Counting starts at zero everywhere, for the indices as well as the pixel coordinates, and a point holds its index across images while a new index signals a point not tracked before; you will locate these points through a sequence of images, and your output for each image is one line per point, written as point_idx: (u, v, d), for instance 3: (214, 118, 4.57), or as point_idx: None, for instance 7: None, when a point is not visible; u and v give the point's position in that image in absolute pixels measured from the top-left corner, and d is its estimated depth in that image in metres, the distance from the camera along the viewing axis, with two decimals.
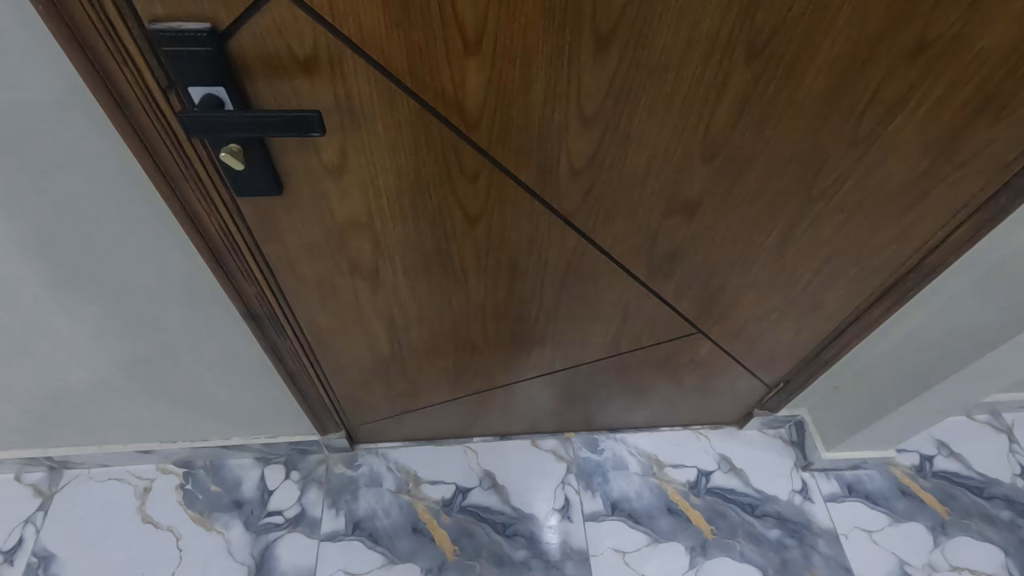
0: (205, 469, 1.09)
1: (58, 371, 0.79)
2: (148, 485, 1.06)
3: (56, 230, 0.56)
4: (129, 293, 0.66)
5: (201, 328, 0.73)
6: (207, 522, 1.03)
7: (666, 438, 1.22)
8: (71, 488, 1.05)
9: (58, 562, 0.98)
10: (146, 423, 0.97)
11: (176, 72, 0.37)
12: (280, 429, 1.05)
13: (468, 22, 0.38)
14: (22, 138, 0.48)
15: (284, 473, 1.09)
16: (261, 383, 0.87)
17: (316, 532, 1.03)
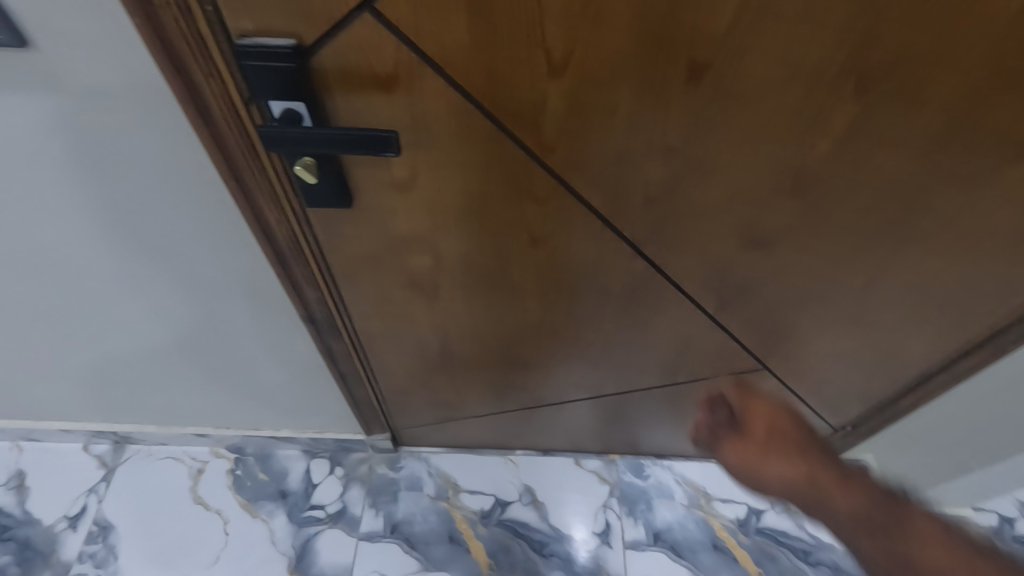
0: (254, 456, 1.12)
1: (129, 354, 0.83)
2: (201, 467, 1.11)
3: (138, 224, 0.59)
4: (199, 286, 0.68)
5: (262, 324, 0.75)
6: (253, 509, 1.07)
7: (715, 470, 1.17)
8: (132, 463, 1.10)
9: (116, 533, 1.03)
10: (203, 408, 1.00)
11: (258, 86, 0.37)
12: (328, 425, 1.06)
13: (556, 48, 0.36)
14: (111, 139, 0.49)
15: (328, 468, 1.11)
16: (314, 379, 0.89)
17: (354, 530, 1.05)
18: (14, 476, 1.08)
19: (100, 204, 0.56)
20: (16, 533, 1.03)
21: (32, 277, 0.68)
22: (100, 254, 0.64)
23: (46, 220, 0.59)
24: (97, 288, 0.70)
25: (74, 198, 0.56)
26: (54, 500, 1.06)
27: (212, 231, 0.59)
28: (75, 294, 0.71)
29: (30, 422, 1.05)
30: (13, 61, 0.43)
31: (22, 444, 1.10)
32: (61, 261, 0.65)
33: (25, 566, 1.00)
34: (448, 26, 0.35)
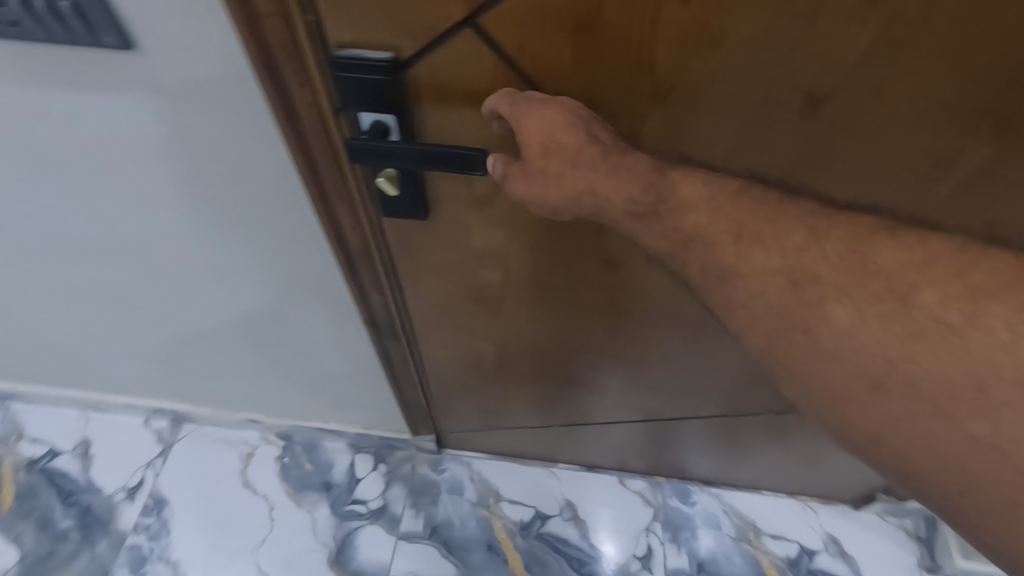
0: (301, 445, 1.14)
1: (195, 340, 0.85)
2: (251, 452, 1.13)
3: (216, 222, 0.59)
4: (265, 282, 0.69)
5: (323, 321, 0.75)
6: (297, 498, 1.09)
7: (767, 504, 1.12)
8: (186, 442, 1.14)
9: (169, 508, 1.08)
10: (257, 395, 1.03)
11: (351, 99, 0.36)
12: (375, 422, 1.07)
13: (664, 70, 0.34)
14: (196, 141, 0.50)
15: (372, 464, 1.13)
16: (367, 377, 0.90)
17: (394, 529, 1.06)
18: (80, 444, 1.14)
19: (182, 202, 0.57)
20: (79, 499, 1.08)
21: (111, 266, 0.70)
22: (176, 249, 0.65)
23: (129, 215, 0.61)
24: (171, 280, 0.71)
25: (157, 195, 0.57)
26: (115, 470, 1.11)
27: (284, 231, 0.59)
28: (150, 283, 0.73)
29: (97, 394, 1.10)
30: (114, 62, 0.43)
31: (88, 414, 1.16)
32: (139, 253, 0.67)
33: (86, 531, 1.05)
34: (551, 44, 0.33)
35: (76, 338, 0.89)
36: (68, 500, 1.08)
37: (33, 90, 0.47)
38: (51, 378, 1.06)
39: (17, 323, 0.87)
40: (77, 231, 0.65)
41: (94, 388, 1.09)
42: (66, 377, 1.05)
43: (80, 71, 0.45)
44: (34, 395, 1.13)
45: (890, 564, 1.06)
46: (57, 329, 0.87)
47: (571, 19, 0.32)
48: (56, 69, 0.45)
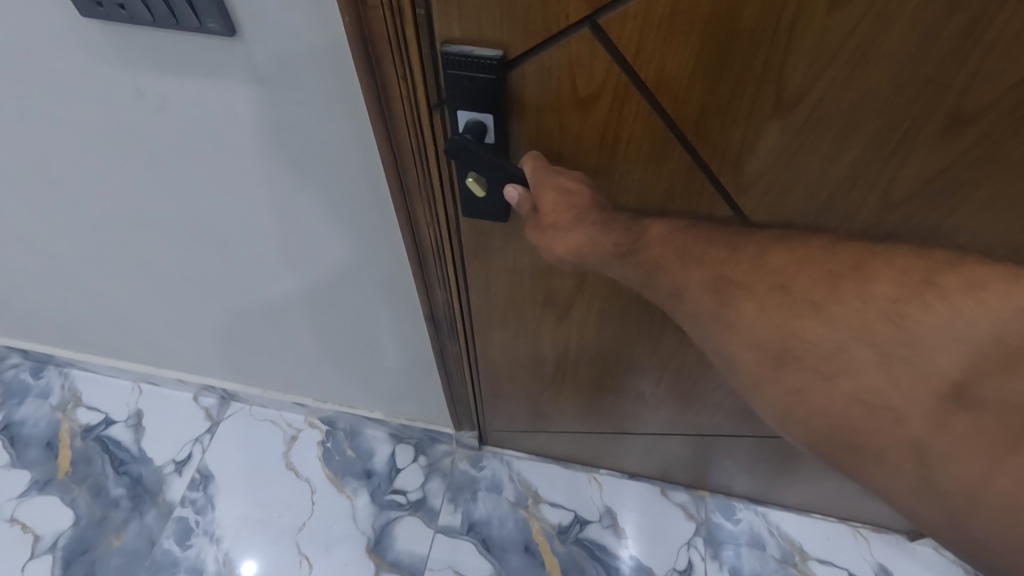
0: (344, 432, 1.15)
1: (252, 322, 0.86)
2: (295, 435, 1.15)
3: (291, 208, 0.59)
4: (329, 271, 0.68)
5: (381, 313, 0.75)
6: (339, 484, 1.11)
7: (817, 528, 1.08)
8: (234, 420, 1.17)
9: (215, 485, 1.10)
10: (307, 380, 1.04)
11: (451, 96, 0.35)
12: (420, 414, 1.07)
13: (794, 77, 0.32)
14: (286, 129, 0.49)
15: (412, 455, 1.14)
16: (418, 371, 0.90)
17: (433, 522, 1.07)
18: (133, 415, 1.17)
19: (259, 185, 0.57)
20: (130, 469, 1.12)
21: (183, 245, 0.71)
22: (248, 231, 0.65)
23: (207, 196, 0.61)
24: (238, 261, 0.72)
25: (237, 177, 0.56)
26: (164, 443, 1.15)
27: (358, 222, 0.58)
28: (217, 264, 0.74)
29: (151, 369, 1.13)
30: (215, 47, 0.43)
31: (141, 387, 1.19)
32: (208, 232, 0.67)
33: (136, 500, 1.09)
34: (676, 49, 0.31)
35: (139, 312, 0.92)
36: (120, 469, 1.12)
37: (133, 71, 0.47)
38: (109, 350, 1.09)
39: (85, 294, 0.89)
40: (153, 209, 0.65)
41: (147, 362, 1.11)
42: (125, 350, 1.08)
43: (179, 52, 0.45)
44: (92, 365, 1.17)
45: None
46: (123, 303, 0.89)
47: (705, 21, 0.30)
48: (157, 50, 0.45)
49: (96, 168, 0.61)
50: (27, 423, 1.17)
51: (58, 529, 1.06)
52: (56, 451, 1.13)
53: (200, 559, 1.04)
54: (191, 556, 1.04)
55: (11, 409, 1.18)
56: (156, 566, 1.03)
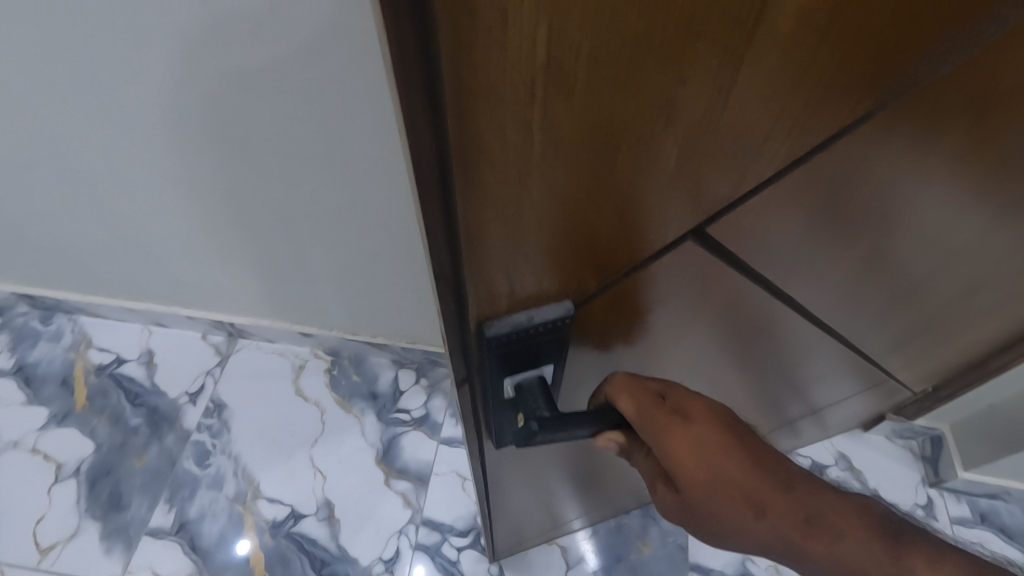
0: (349, 359, 1.28)
1: (264, 232, 0.95)
2: (302, 363, 1.28)
3: (295, 88, 0.67)
4: (275, 153, 0.77)
5: (312, 200, 0.85)
6: (347, 405, 1.23)
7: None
8: (244, 352, 1.29)
9: (228, 411, 1.22)
10: (319, 308, 1.16)
11: (500, 358, 0.42)
12: (423, 334, 1.19)
13: (875, 186, 0.37)
14: (304, 28, 0.60)
15: (414, 377, 1.27)
16: (389, 286, 1.05)
17: (436, 435, 1.20)
18: (145, 353, 1.28)
19: (285, 66, 0.64)
20: (146, 400, 1.23)
21: (207, 148, 0.78)
22: (271, 124, 0.72)
23: (229, 89, 0.68)
24: (257, 164, 0.80)
25: (272, 62, 0.64)
26: (179, 378, 1.26)
27: (341, 113, 0.70)
28: (236, 169, 0.81)
29: (163, 307, 1.24)
30: None
31: (150, 327, 1.31)
32: (233, 131, 0.74)
33: (154, 427, 1.19)
34: (777, 208, 0.37)
35: (153, 227, 0.98)
36: (137, 401, 1.23)
37: None
38: (120, 287, 1.20)
39: (107, 210, 0.95)
40: (183, 107, 0.72)
41: (160, 300, 1.23)
42: (143, 289, 1.19)
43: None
44: (102, 308, 1.27)
45: (897, 481, 1.22)
46: (142, 215, 0.96)
47: (815, 173, 0.34)
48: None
49: (134, 61, 0.67)
50: (41, 363, 1.26)
51: (80, 456, 1.16)
52: (72, 387, 1.24)
53: (220, 474, 1.14)
54: (211, 473, 1.14)
55: (24, 352, 1.27)
56: (177, 483, 1.13)
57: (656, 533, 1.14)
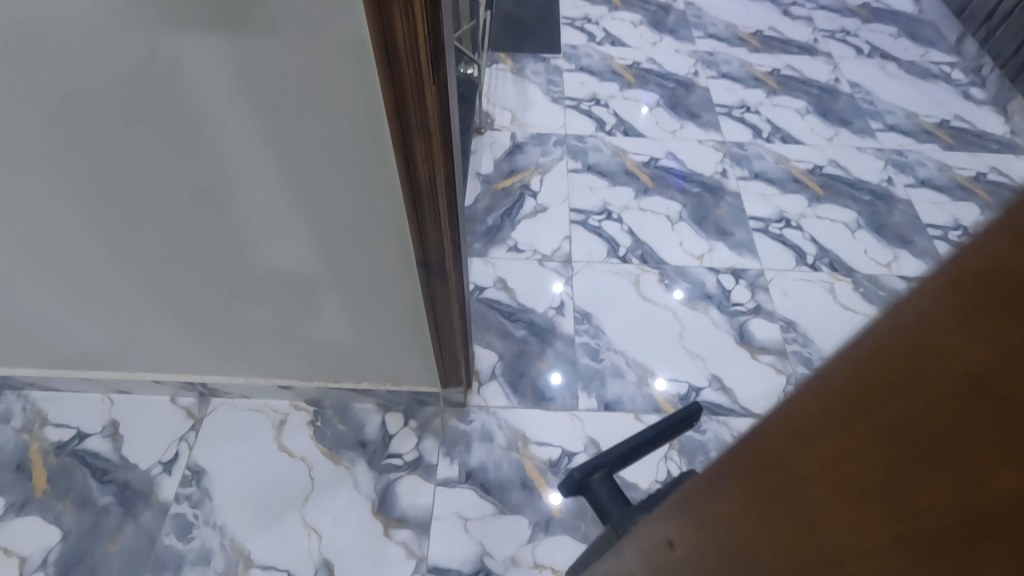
0: (332, 409, 1.25)
1: (235, 288, 0.91)
2: (283, 418, 1.23)
3: (268, 144, 0.65)
4: (246, 208, 0.75)
5: (286, 252, 0.83)
6: (335, 456, 1.19)
7: (771, 396, 1.33)
8: (219, 412, 1.23)
9: (208, 477, 1.15)
10: (297, 361, 1.12)
11: None
12: (409, 377, 1.17)
13: None
14: (281, 89, 0.59)
15: (402, 420, 1.24)
16: (371, 335, 1.03)
17: (432, 476, 1.18)
18: (108, 425, 1.20)
19: (259, 123, 0.63)
20: (114, 476, 1.14)
21: (179, 209, 0.76)
22: (245, 176, 0.70)
23: (199, 143, 0.66)
24: (230, 219, 0.77)
25: (246, 119, 0.63)
26: (149, 448, 1.18)
27: (318, 168, 0.68)
28: (211, 227, 0.79)
29: (126, 374, 1.17)
30: (229, 7, 0.51)
31: (111, 397, 1.23)
32: (204, 186, 0.72)
33: (127, 504, 1.11)
34: None
35: (114, 291, 0.93)
36: (104, 478, 1.14)
37: (146, 31, 0.54)
38: (78, 358, 1.12)
39: (65, 276, 0.90)
40: (149, 168, 0.70)
41: (121, 367, 1.15)
42: (105, 358, 1.12)
43: (185, 14, 0.52)
44: (58, 382, 1.19)
45: None
46: (105, 280, 0.90)
47: None
48: (164, 15, 0.52)
49: (97, 126, 0.64)
50: None
51: (46, 546, 1.07)
52: (29, 471, 1.14)
53: (207, 547, 1.08)
54: (196, 547, 1.08)
55: None
56: (159, 562, 1.06)
57: None
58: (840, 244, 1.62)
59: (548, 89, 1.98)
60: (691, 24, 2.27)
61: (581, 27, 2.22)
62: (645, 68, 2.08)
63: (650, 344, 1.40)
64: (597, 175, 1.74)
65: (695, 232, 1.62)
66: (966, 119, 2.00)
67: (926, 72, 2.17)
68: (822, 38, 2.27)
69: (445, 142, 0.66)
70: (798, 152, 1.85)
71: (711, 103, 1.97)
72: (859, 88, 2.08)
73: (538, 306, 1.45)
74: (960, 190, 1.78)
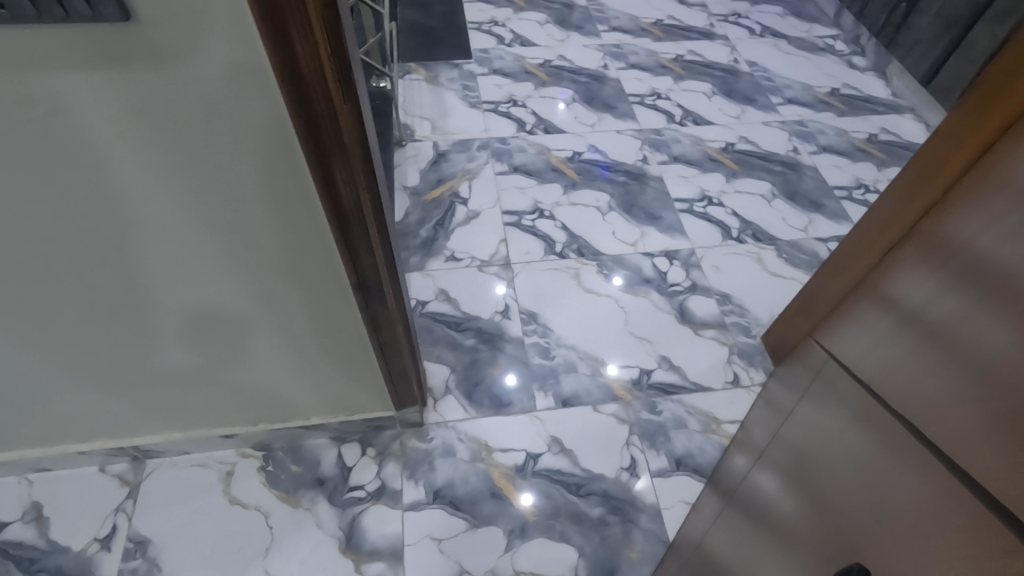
0: (283, 451, 1.18)
1: (159, 340, 0.85)
2: (230, 469, 1.16)
3: (176, 184, 0.61)
4: (160, 255, 0.70)
5: (209, 295, 0.78)
6: (293, 499, 1.13)
7: (717, 368, 1.38)
8: (157, 474, 1.14)
9: (154, 546, 1.06)
10: (238, 407, 1.06)
11: None
12: (361, 405, 1.13)
13: None
14: (179, 125, 0.55)
15: (360, 449, 1.20)
16: (317, 368, 0.98)
17: (398, 503, 1.14)
18: (30, 509, 1.09)
19: (160, 164, 0.59)
20: (45, 564, 1.04)
21: (81, 263, 0.69)
22: (158, 214, 0.65)
23: (102, 189, 0.61)
24: (148, 267, 0.72)
25: (146, 161, 0.58)
26: (82, 526, 1.08)
27: (234, 205, 0.65)
28: (120, 279, 0.73)
29: (45, 449, 1.07)
30: (109, 40, 0.47)
31: (30, 477, 1.12)
32: (112, 228, 0.66)
33: None
34: None
35: (16, 362, 0.84)
36: (32, 568, 1.03)
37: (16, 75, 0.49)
38: None
39: None
40: (39, 223, 0.63)
41: (38, 444, 1.05)
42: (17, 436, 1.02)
43: (62, 51, 0.48)
44: None
45: None
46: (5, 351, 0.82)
47: None
48: (41, 52, 0.48)
49: None
50: None
51: None
52: None
53: None
54: None
55: None
56: None
57: (639, 535, 1.13)
58: (760, 215, 1.71)
59: (465, 95, 1.97)
60: (595, 19, 2.33)
61: (489, 30, 2.22)
62: (557, 66, 2.11)
63: (599, 334, 1.42)
64: (524, 175, 1.75)
65: (627, 220, 1.66)
66: (854, 87, 2.16)
67: (814, 47, 2.32)
68: (718, 22, 2.39)
69: (364, 157, 0.64)
70: (711, 132, 1.93)
71: (624, 94, 2.03)
72: (757, 66, 2.20)
73: (483, 312, 1.44)
74: (858, 152, 1.92)
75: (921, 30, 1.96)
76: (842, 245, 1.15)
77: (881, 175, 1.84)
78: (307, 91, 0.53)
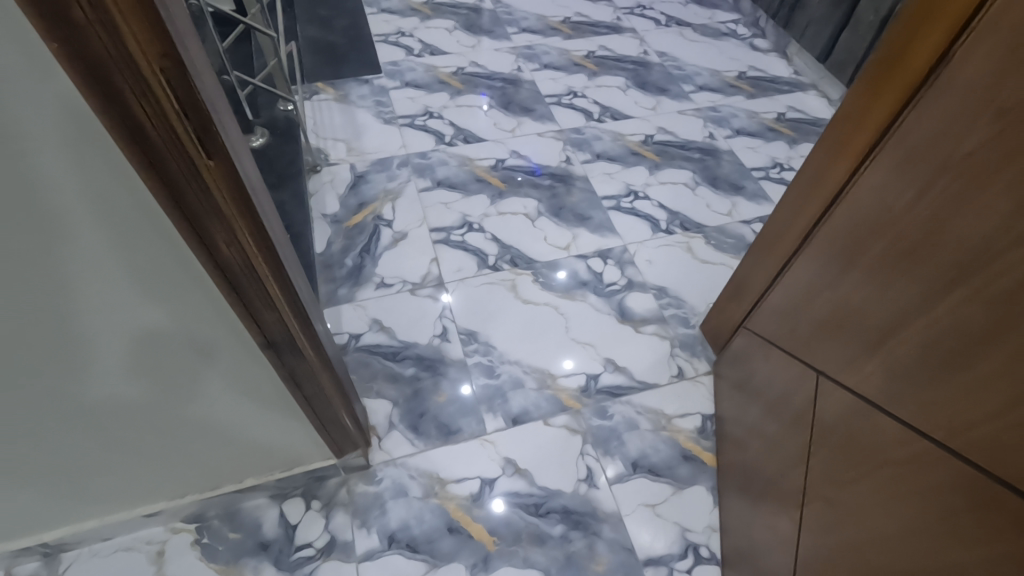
0: (218, 518, 1.09)
1: (85, 387, 0.71)
2: (161, 548, 1.06)
3: (99, 216, 0.51)
4: (79, 297, 0.58)
5: (150, 339, 0.67)
6: (235, 569, 1.05)
7: (661, 364, 1.38)
8: (75, 568, 1.03)
9: None
10: (169, 475, 0.96)
11: None
12: (300, 457, 1.06)
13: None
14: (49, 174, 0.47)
15: (305, 504, 1.12)
16: (256, 423, 0.90)
17: (351, 555, 1.07)
18: None
19: (71, 189, 0.48)
20: None
21: None
22: (86, 243, 0.53)
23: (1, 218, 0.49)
24: (70, 311, 0.59)
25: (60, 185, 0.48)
26: None
27: (159, 249, 0.55)
28: (37, 322, 0.60)
29: None
30: None
31: None
32: (20, 257, 0.53)
33: None
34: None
35: None
36: None
37: None
38: None
39: None
40: None
41: None
42: None
43: None
44: None
45: None
46: None
47: None
48: None
49: None
50: None
51: None
52: None
53: None
54: None
55: None
56: None
57: (603, 546, 1.12)
58: (685, 204, 1.73)
59: (378, 111, 1.90)
60: (504, 22, 2.30)
61: (396, 41, 2.16)
62: (470, 72, 2.07)
63: (543, 343, 1.40)
64: (448, 189, 1.70)
65: (557, 224, 1.65)
66: (759, 69, 2.23)
67: (718, 32, 2.38)
68: (624, 15, 2.41)
69: (246, 214, 0.58)
70: (630, 126, 1.95)
71: (540, 95, 2.02)
72: (667, 56, 2.24)
73: (421, 337, 1.39)
74: (769, 132, 1.98)
75: (814, 10, 2.05)
76: (770, 226, 1.14)
77: (793, 152, 1.91)
78: (159, 154, 0.47)
